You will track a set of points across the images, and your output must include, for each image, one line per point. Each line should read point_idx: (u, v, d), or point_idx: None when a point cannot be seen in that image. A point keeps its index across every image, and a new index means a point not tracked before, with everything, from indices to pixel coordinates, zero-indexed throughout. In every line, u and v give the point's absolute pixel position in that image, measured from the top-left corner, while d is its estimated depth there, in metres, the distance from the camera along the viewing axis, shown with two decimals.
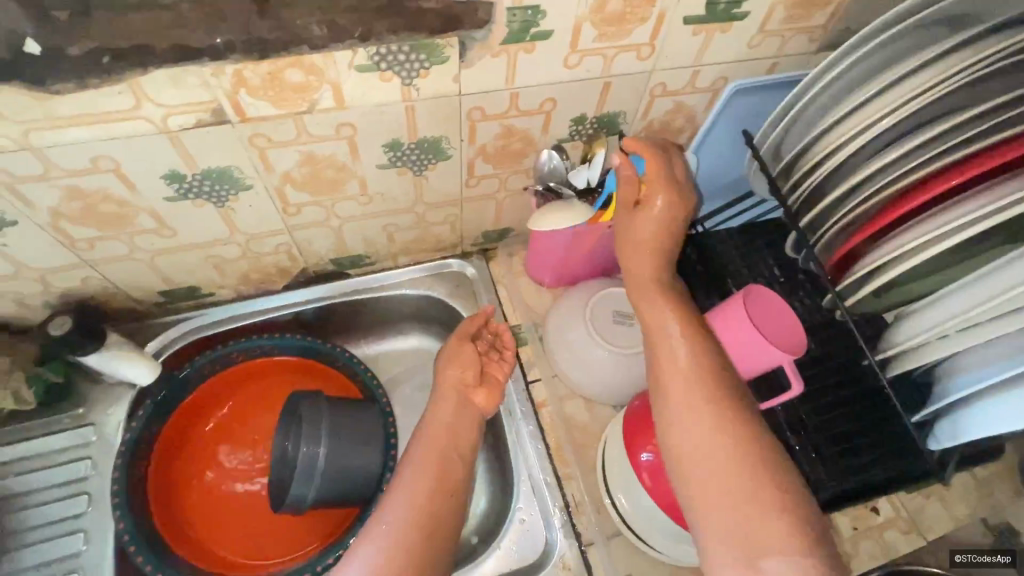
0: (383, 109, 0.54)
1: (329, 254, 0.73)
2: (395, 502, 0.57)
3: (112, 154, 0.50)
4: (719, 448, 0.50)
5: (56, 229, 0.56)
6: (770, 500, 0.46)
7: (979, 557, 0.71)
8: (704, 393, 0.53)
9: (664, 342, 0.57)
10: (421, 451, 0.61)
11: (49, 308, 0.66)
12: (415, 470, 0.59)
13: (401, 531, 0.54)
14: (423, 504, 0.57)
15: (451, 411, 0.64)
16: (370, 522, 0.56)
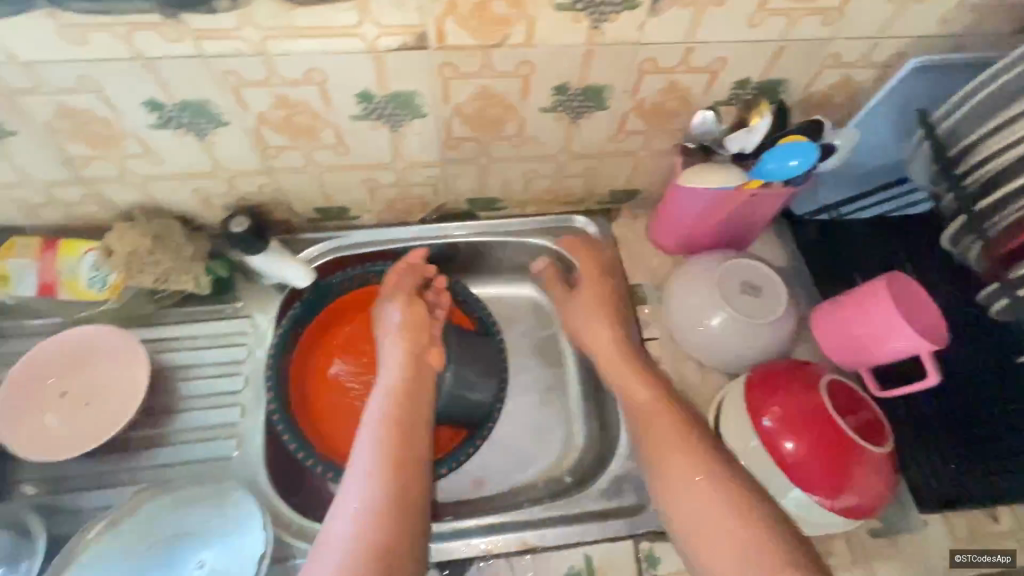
0: (565, 50, 0.56)
1: (468, 193, 0.78)
2: (359, 472, 0.58)
3: (322, 68, 0.55)
4: (704, 483, 0.57)
5: (256, 134, 0.62)
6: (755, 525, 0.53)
7: (976, 556, 0.63)
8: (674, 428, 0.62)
9: (653, 424, 0.63)
10: (388, 416, 0.64)
11: (228, 209, 0.74)
12: (379, 431, 0.62)
13: (380, 491, 0.56)
14: (399, 465, 0.59)
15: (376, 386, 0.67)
16: (345, 486, 0.57)
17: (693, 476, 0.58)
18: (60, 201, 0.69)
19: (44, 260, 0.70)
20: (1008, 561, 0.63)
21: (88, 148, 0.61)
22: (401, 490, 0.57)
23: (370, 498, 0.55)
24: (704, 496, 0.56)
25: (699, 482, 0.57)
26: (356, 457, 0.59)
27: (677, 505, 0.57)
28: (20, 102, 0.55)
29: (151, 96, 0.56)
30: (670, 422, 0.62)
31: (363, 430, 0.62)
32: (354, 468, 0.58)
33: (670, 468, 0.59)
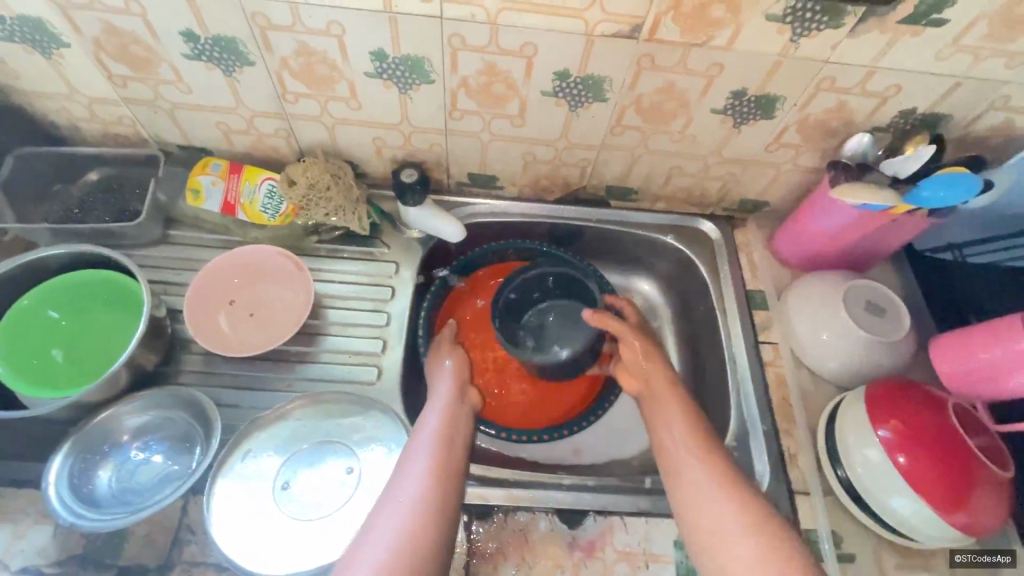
0: (758, 57, 0.61)
1: (610, 180, 0.83)
2: (411, 477, 0.58)
3: (537, 43, 0.61)
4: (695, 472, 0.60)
5: (451, 95, 0.69)
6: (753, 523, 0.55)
7: (977, 556, 0.66)
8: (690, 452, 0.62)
9: (665, 406, 0.68)
10: (438, 431, 0.64)
11: (394, 161, 0.80)
12: (435, 444, 0.62)
13: (422, 499, 0.56)
14: (448, 480, 0.59)
15: (438, 401, 0.68)
16: (392, 486, 0.57)
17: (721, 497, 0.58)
18: (255, 132, 0.77)
19: (229, 182, 0.78)
20: (1009, 560, 0.66)
21: (304, 87, 0.69)
22: (448, 501, 0.57)
23: (416, 505, 0.55)
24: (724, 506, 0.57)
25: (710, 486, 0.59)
26: (411, 463, 0.59)
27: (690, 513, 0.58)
28: (269, 38, 0.63)
29: (380, 47, 0.63)
30: (703, 458, 0.61)
31: (416, 439, 0.62)
32: (406, 469, 0.59)
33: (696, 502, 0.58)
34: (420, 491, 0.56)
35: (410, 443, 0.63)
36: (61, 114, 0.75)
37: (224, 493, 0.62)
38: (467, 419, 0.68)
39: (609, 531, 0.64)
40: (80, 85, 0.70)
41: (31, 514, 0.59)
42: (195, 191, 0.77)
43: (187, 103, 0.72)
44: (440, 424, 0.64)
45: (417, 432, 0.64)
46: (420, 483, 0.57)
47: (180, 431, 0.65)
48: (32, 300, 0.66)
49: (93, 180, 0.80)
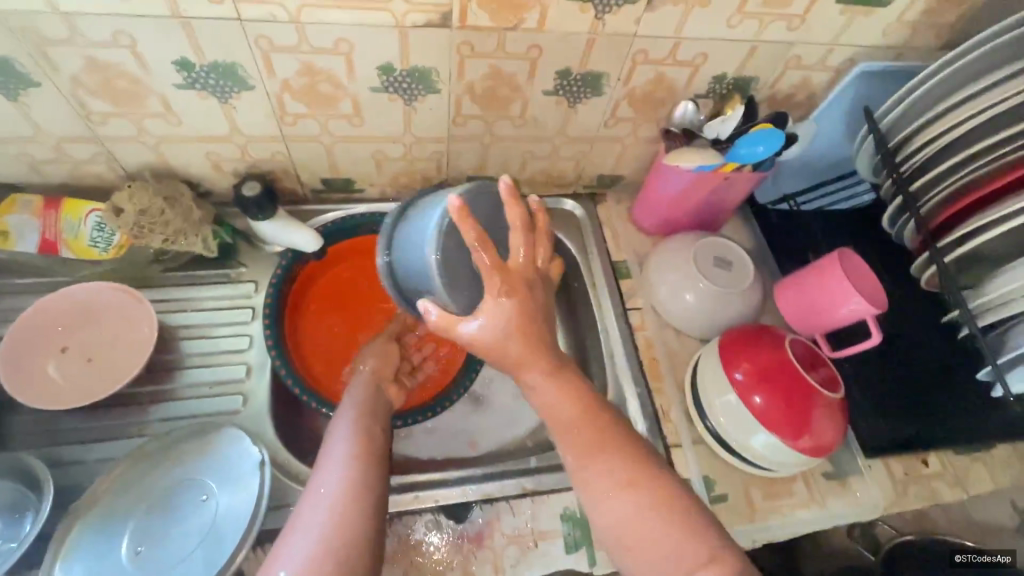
0: (571, 37, 0.63)
1: (468, 172, 0.83)
2: (319, 501, 0.51)
3: (350, 38, 0.60)
4: (595, 464, 0.52)
5: (275, 100, 0.66)
6: (668, 523, 0.48)
7: None
8: (588, 443, 0.53)
9: (557, 400, 0.54)
10: (358, 422, 0.60)
11: (236, 175, 0.76)
12: (349, 450, 0.56)
13: (345, 487, 0.52)
14: (369, 479, 0.54)
15: (355, 389, 0.66)
16: (304, 506, 0.51)
17: (630, 503, 0.50)
18: (67, 159, 0.69)
19: (45, 218, 0.70)
20: None
21: (109, 105, 0.63)
22: (367, 503, 0.52)
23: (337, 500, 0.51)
24: (631, 510, 0.50)
25: (614, 484, 0.51)
26: (320, 482, 0.53)
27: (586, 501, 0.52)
28: (49, 54, 0.57)
29: (182, 55, 0.59)
30: (603, 445, 0.52)
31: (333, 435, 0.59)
32: (326, 463, 0.55)
33: (589, 490, 0.51)
34: (339, 496, 0.52)
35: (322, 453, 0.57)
36: None
37: (60, 560, 0.55)
38: (384, 423, 0.62)
39: (496, 518, 0.64)
40: None
41: None
42: (1, 233, 0.69)
43: None
44: (355, 425, 0.60)
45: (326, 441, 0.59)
46: (340, 485, 0.52)
47: (7, 498, 0.58)
48: None
49: None
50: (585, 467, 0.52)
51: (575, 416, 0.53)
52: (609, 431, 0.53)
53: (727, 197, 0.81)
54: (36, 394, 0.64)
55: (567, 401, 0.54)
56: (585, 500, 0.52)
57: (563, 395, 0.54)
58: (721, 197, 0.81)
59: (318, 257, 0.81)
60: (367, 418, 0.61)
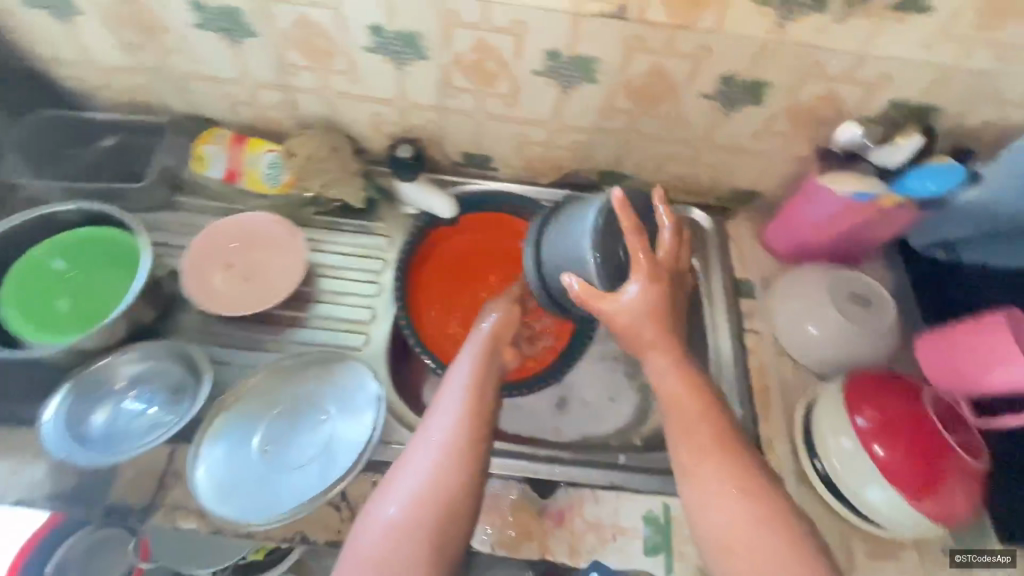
0: (744, 41, 0.62)
1: (603, 166, 0.84)
2: (427, 448, 0.58)
3: (528, 21, 0.63)
4: (704, 469, 0.53)
5: (444, 71, 0.71)
6: (769, 539, 0.49)
7: (980, 556, 0.65)
8: (705, 441, 0.54)
9: (675, 403, 0.57)
10: (471, 379, 0.65)
11: (391, 138, 0.83)
12: (459, 410, 0.61)
13: (451, 441, 0.58)
14: (472, 438, 0.59)
15: (473, 343, 0.70)
16: (415, 449, 0.59)
17: (738, 503, 0.51)
18: (260, 104, 0.79)
19: (233, 151, 0.81)
20: (1010, 561, 0.65)
21: (306, 59, 0.71)
22: (468, 463, 0.57)
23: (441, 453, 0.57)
24: (743, 522, 0.50)
25: (726, 489, 0.52)
26: (430, 430, 0.59)
27: (687, 496, 0.53)
28: (273, 9, 0.65)
29: (377, 21, 0.65)
30: (721, 460, 0.53)
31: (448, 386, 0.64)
32: (437, 414, 0.61)
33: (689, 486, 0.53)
34: (443, 449, 0.57)
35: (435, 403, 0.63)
36: (78, 81, 0.79)
37: (206, 442, 0.64)
38: (495, 382, 0.66)
39: (580, 503, 0.65)
40: (98, 52, 0.74)
41: (28, 452, 0.63)
42: (200, 157, 0.81)
43: (196, 73, 0.76)
44: (468, 382, 0.64)
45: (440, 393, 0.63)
46: (445, 438, 0.58)
47: (174, 381, 0.68)
48: (43, 251, 0.70)
49: (106, 145, 0.83)
50: (694, 462, 0.54)
51: (693, 415, 0.56)
52: (720, 443, 0.55)
53: (874, 234, 0.77)
54: (203, 297, 0.74)
55: (691, 404, 0.56)
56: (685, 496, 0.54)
57: (679, 385, 0.57)
58: (869, 232, 0.77)
59: (447, 223, 0.85)
60: (479, 376, 0.65)
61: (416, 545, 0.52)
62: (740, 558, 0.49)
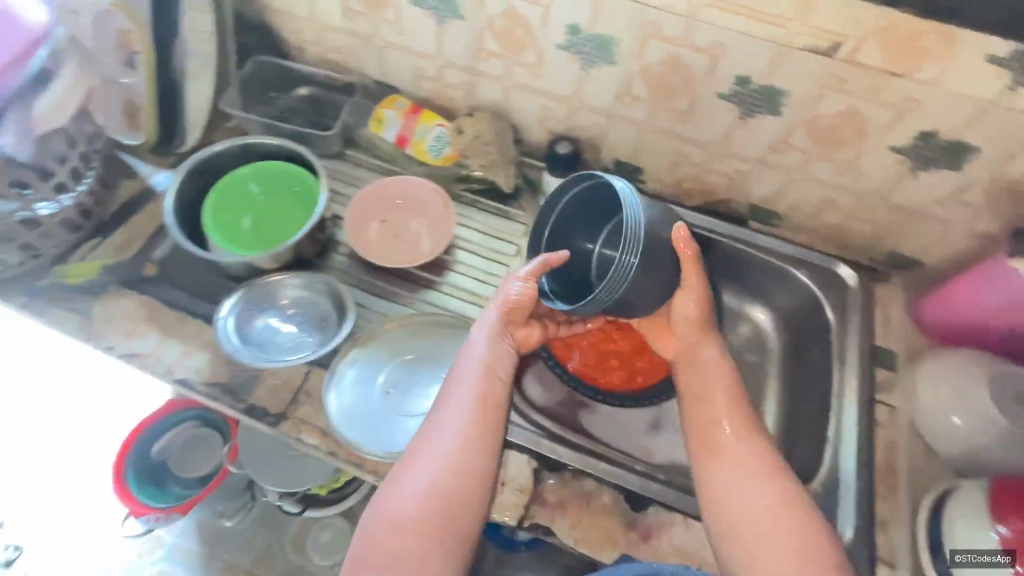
0: (959, 99, 0.59)
1: (755, 199, 0.82)
2: (440, 437, 0.59)
3: (728, 44, 0.63)
4: (739, 450, 0.59)
5: (626, 78, 0.73)
6: (797, 529, 0.53)
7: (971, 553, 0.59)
8: (743, 429, 0.60)
9: (713, 393, 0.64)
10: (482, 365, 0.65)
11: (551, 133, 0.86)
12: (471, 402, 0.61)
13: (464, 432, 0.59)
14: (483, 429, 0.60)
15: (486, 324, 0.68)
16: (429, 436, 0.60)
17: (763, 484, 0.56)
18: (442, 81, 0.86)
19: (407, 119, 0.88)
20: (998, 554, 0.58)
21: (499, 47, 0.76)
22: (484, 454, 0.59)
23: (454, 444, 0.59)
24: (771, 503, 0.55)
25: (758, 478, 0.56)
26: (445, 418, 0.61)
27: (721, 474, 0.58)
28: None
29: (578, 22, 0.68)
30: (757, 448, 0.59)
31: (459, 371, 0.65)
32: (450, 402, 0.62)
33: (719, 462, 0.59)
34: (456, 441, 0.59)
35: (446, 392, 0.63)
36: (295, 34, 0.89)
37: (339, 368, 0.70)
38: (507, 366, 0.66)
39: (670, 526, 0.64)
40: (321, 13, 0.84)
41: (197, 340, 0.73)
42: (378, 120, 0.89)
43: (396, 44, 0.83)
44: (479, 371, 0.64)
45: (452, 380, 0.64)
46: (458, 431, 0.59)
47: (321, 313, 0.76)
48: (238, 174, 0.79)
49: (301, 94, 0.94)
50: (726, 440, 0.60)
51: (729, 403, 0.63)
52: (754, 434, 0.60)
53: None
54: (358, 242, 0.82)
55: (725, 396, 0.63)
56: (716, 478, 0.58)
57: (726, 375, 0.66)
58: None
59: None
60: (489, 362, 0.65)
61: (432, 531, 0.54)
62: (756, 534, 0.54)
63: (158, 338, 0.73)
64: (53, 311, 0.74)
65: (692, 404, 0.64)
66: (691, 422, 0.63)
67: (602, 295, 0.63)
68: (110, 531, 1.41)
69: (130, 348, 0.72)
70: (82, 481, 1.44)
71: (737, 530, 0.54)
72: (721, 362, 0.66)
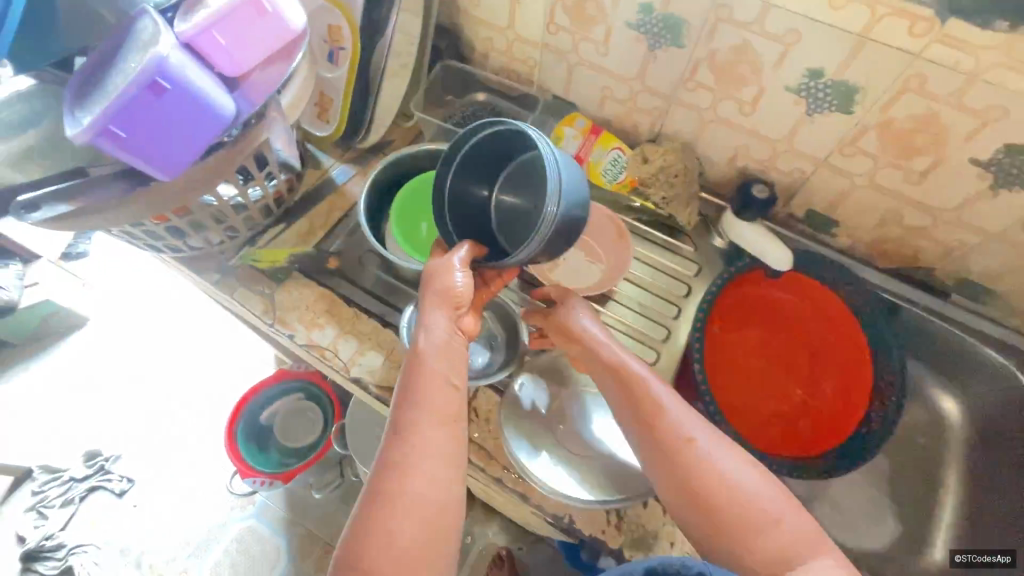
0: None
1: (969, 273, 0.75)
2: (405, 459, 0.49)
3: (1011, 109, 0.56)
4: (704, 455, 0.53)
5: (858, 129, 0.66)
6: (776, 518, 0.51)
7: (976, 557, 0.78)
8: (683, 432, 0.54)
9: (649, 406, 0.56)
10: (435, 363, 0.53)
11: (741, 172, 0.81)
12: (433, 411, 0.51)
13: (433, 449, 0.50)
14: (452, 438, 0.51)
15: (432, 313, 0.54)
16: (390, 461, 0.49)
17: (748, 470, 0.53)
18: (631, 105, 0.83)
19: (586, 141, 0.85)
20: (1008, 560, 0.75)
21: (713, 80, 0.72)
22: (453, 470, 0.50)
23: (423, 464, 0.49)
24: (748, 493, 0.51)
25: (737, 468, 0.53)
26: (406, 433, 0.50)
27: (677, 495, 0.53)
28: (717, 28, 0.66)
29: (822, 66, 0.63)
30: (706, 440, 0.54)
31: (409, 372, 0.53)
32: (409, 414, 0.51)
33: (676, 464, 0.53)
34: (426, 461, 0.49)
35: (400, 397, 0.52)
36: (483, 42, 0.89)
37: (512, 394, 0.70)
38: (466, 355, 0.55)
39: None
40: (518, 25, 0.82)
41: (373, 341, 0.75)
42: (557, 137, 0.86)
43: (593, 63, 0.80)
44: (431, 373, 0.52)
45: (405, 383, 0.53)
46: (426, 447, 0.49)
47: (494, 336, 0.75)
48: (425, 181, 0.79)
49: (477, 100, 0.94)
50: (690, 446, 0.53)
51: (651, 404, 0.56)
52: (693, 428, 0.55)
53: None
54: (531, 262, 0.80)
55: (660, 406, 0.56)
56: (675, 500, 0.53)
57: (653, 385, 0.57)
58: None
59: (770, 274, 0.83)
60: (442, 359, 0.53)
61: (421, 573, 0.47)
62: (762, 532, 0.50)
63: (336, 333, 0.75)
64: (241, 291, 0.78)
65: (640, 434, 0.55)
66: (628, 414, 0.57)
67: (547, 229, 0.51)
68: (207, 486, 1.46)
69: (309, 340, 0.74)
70: (187, 429, 1.51)
71: (745, 540, 0.50)
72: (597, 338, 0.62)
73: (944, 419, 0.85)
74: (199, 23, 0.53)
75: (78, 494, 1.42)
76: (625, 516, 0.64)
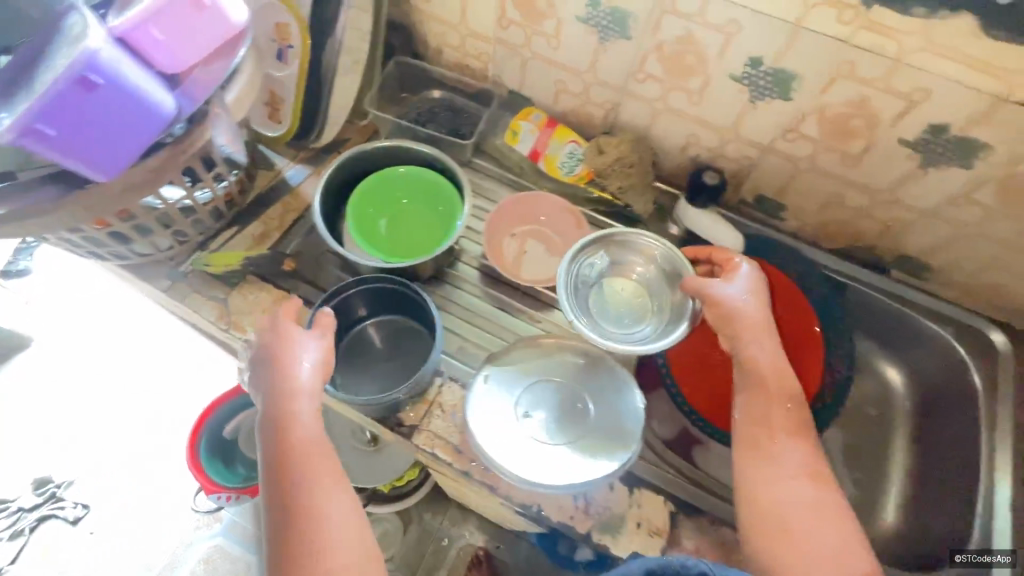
0: None
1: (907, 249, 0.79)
2: (313, 536, 0.53)
3: (934, 90, 0.60)
4: (789, 452, 0.58)
5: (798, 115, 0.69)
6: (834, 528, 0.54)
7: (979, 558, 0.67)
8: (785, 425, 0.59)
9: (767, 389, 0.61)
10: (305, 443, 0.57)
11: (693, 160, 0.84)
12: (320, 481, 0.55)
13: (332, 516, 0.54)
14: (346, 498, 0.56)
15: (289, 399, 0.58)
16: (300, 545, 0.52)
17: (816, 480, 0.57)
18: (584, 98, 0.84)
19: (542, 133, 0.87)
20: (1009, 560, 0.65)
21: (661, 71, 0.74)
22: (357, 522, 0.55)
23: (331, 532, 0.53)
24: (812, 497, 0.56)
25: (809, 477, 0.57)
26: (303, 512, 0.54)
27: (754, 473, 0.58)
28: (662, 20, 0.68)
29: (762, 54, 0.65)
30: (800, 442, 0.59)
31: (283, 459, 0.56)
32: (299, 496, 0.54)
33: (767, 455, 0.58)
34: (330, 530, 0.53)
35: (284, 483, 0.55)
36: (435, 37, 0.89)
37: (476, 385, 0.69)
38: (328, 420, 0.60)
39: None
40: (470, 20, 0.83)
41: None
42: (514, 131, 0.87)
43: (546, 57, 0.81)
44: (306, 452, 0.56)
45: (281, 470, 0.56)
46: (328, 516, 0.54)
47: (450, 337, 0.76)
48: (386, 179, 0.79)
49: (433, 97, 0.93)
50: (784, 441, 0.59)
51: (772, 395, 0.61)
52: (797, 424, 0.60)
53: None
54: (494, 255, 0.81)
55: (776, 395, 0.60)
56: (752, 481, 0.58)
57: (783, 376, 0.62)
58: None
59: None
60: (313, 435, 0.58)
61: None
62: (801, 534, 0.54)
63: None
64: (192, 297, 0.75)
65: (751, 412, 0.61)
66: (751, 394, 0.61)
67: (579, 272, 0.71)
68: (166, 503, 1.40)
69: None
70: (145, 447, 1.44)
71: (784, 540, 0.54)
72: (750, 312, 0.63)
73: (893, 391, 0.89)
74: (134, 17, 0.51)
75: (30, 523, 1.34)
76: (591, 501, 0.65)
